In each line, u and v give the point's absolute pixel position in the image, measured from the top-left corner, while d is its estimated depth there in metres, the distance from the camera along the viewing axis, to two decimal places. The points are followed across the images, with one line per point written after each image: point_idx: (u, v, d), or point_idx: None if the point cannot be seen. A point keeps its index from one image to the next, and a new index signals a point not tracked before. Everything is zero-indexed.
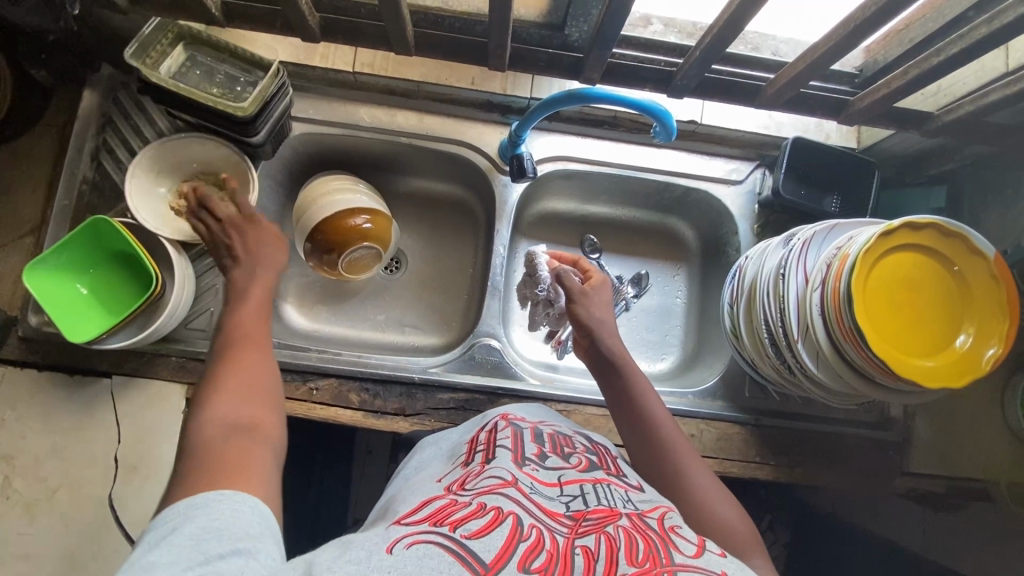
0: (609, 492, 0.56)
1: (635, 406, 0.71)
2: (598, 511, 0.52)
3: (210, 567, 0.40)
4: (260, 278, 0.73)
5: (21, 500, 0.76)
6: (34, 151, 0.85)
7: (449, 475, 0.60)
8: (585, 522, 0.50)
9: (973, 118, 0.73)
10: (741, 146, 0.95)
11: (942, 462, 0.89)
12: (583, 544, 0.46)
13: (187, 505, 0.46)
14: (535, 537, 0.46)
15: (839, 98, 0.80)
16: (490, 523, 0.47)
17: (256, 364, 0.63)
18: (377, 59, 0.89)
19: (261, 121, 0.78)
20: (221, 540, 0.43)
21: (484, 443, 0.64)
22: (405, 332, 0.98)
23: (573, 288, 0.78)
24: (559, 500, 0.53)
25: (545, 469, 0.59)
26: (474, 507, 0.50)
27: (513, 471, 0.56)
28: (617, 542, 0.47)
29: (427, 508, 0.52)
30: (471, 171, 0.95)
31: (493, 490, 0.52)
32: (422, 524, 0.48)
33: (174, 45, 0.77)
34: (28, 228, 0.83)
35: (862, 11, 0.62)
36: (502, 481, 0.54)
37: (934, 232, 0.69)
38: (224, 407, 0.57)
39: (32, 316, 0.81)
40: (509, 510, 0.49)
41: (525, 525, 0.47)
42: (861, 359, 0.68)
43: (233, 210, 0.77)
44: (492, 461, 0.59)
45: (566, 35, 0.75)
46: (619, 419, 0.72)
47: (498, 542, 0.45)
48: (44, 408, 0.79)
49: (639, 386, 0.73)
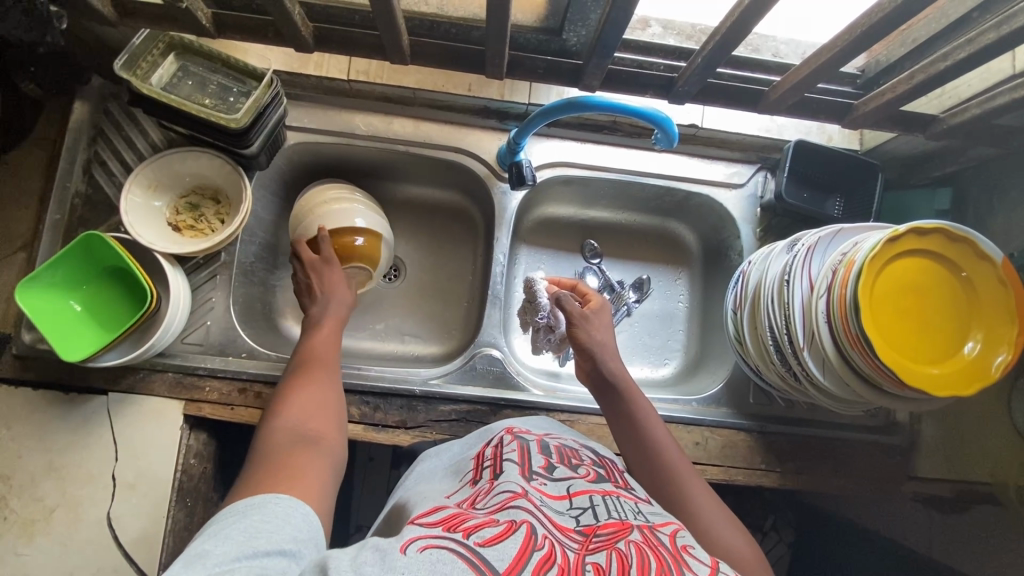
0: (619, 505, 0.55)
1: (639, 428, 0.70)
2: (609, 526, 0.50)
3: (256, 562, 0.43)
4: (336, 314, 0.78)
5: (18, 520, 0.75)
6: (25, 166, 0.84)
7: (457, 494, 0.59)
8: (595, 538, 0.48)
9: (980, 121, 0.72)
10: (743, 149, 0.94)
11: (949, 466, 0.88)
12: (594, 561, 0.44)
13: (248, 503, 0.49)
14: (548, 548, 0.45)
15: (844, 101, 0.79)
16: (503, 533, 0.46)
17: (325, 384, 0.68)
18: (371, 67, 0.87)
19: (254, 133, 0.77)
20: (265, 538, 0.45)
21: (491, 458, 0.63)
22: (405, 342, 0.97)
23: (573, 313, 0.77)
24: (569, 514, 0.52)
25: (553, 483, 0.58)
26: (487, 519, 0.49)
27: (522, 484, 0.55)
28: (628, 558, 0.45)
29: (439, 512, 0.52)
30: (470, 179, 0.94)
31: (506, 505, 0.51)
32: (435, 527, 0.48)
33: (166, 55, 0.76)
34: (20, 243, 0.82)
35: (867, 17, 0.61)
36: (513, 493, 0.53)
37: (940, 238, 0.67)
38: (293, 418, 0.62)
39: (25, 333, 0.79)
40: (522, 520, 0.48)
41: (539, 535, 0.46)
42: (868, 367, 0.67)
43: (312, 255, 0.82)
44: (500, 477, 0.57)
45: (564, 40, 0.74)
46: (622, 439, 0.71)
47: (512, 550, 0.44)
48: (39, 427, 0.78)
49: (645, 408, 0.72)
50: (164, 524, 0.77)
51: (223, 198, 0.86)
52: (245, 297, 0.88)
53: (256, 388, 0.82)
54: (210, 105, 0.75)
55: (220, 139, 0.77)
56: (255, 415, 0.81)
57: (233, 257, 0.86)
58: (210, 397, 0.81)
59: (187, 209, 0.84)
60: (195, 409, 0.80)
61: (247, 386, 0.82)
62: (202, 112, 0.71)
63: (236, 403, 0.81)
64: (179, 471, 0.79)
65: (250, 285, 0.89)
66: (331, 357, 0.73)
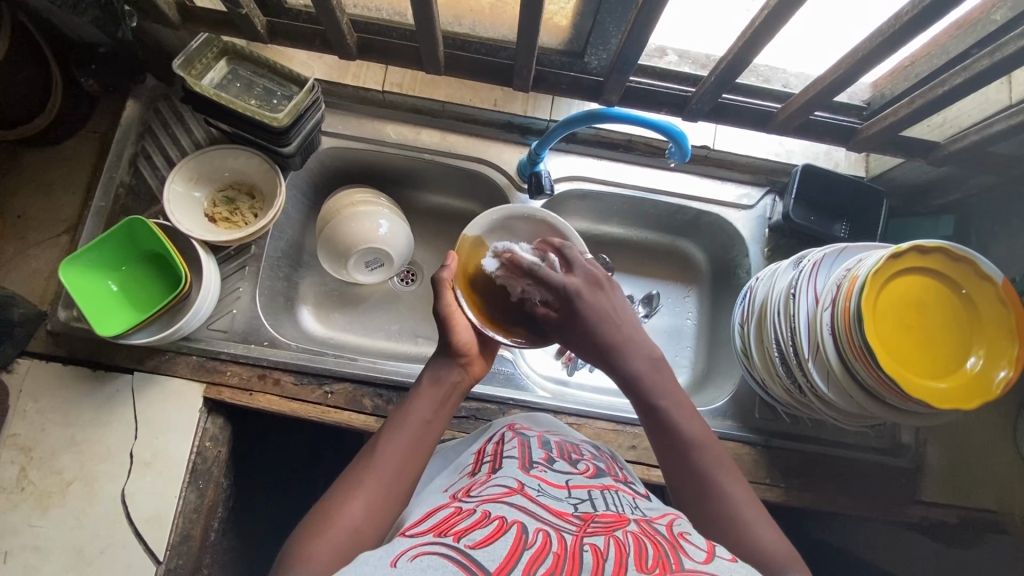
0: (617, 499, 0.56)
1: (681, 440, 0.63)
2: (607, 515, 0.51)
3: None
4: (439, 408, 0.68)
5: (36, 491, 0.77)
6: (76, 155, 0.90)
7: (455, 485, 0.60)
8: (593, 524, 0.49)
9: (978, 148, 0.77)
10: (753, 172, 0.98)
11: (956, 492, 0.87)
12: (592, 542, 0.46)
13: None
14: (540, 542, 0.46)
15: (849, 125, 0.84)
16: (494, 533, 0.46)
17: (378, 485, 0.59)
18: (405, 80, 0.94)
19: (293, 133, 0.82)
20: None
21: (491, 454, 0.64)
22: (418, 343, 1.00)
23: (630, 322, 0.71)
24: (567, 501, 0.53)
25: (553, 473, 0.59)
26: (478, 517, 0.49)
27: (520, 477, 0.56)
28: (626, 546, 0.46)
29: (431, 518, 0.52)
30: (490, 189, 0.99)
31: (498, 498, 0.52)
32: (426, 534, 0.48)
33: (218, 58, 0.82)
34: (64, 226, 0.87)
35: (868, 42, 0.67)
36: (508, 488, 0.54)
37: (941, 257, 0.70)
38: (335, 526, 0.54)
39: (61, 311, 0.83)
40: (514, 519, 0.48)
41: (530, 532, 0.47)
42: (872, 379, 0.68)
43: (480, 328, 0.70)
44: (498, 470, 0.59)
45: (585, 62, 0.80)
46: (665, 455, 0.64)
47: (502, 550, 0.44)
48: (64, 402, 0.81)
49: (687, 417, 0.64)
50: (175, 504, 0.79)
51: (258, 194, 0.91)
52: (270, 288, 0.92)
53: (275, 375, 0.85)
54: (255, 106, 0.80)
55: (259, 137, 0.82)
56: (273, 401, 0.84)
57: (262, 249, 0.90)
58: (230, 381, 0.84)
59: (223, 202, 0.89)
60: (215, 392, 0.83)
61: (266, 372, 0.85)
62: (249, 110, 0.77)
63: (255, 388, 0.84)
64: (194, 452, 0.81)
65: (275, 279, 0.93)
66: (409, 456, 0.62)
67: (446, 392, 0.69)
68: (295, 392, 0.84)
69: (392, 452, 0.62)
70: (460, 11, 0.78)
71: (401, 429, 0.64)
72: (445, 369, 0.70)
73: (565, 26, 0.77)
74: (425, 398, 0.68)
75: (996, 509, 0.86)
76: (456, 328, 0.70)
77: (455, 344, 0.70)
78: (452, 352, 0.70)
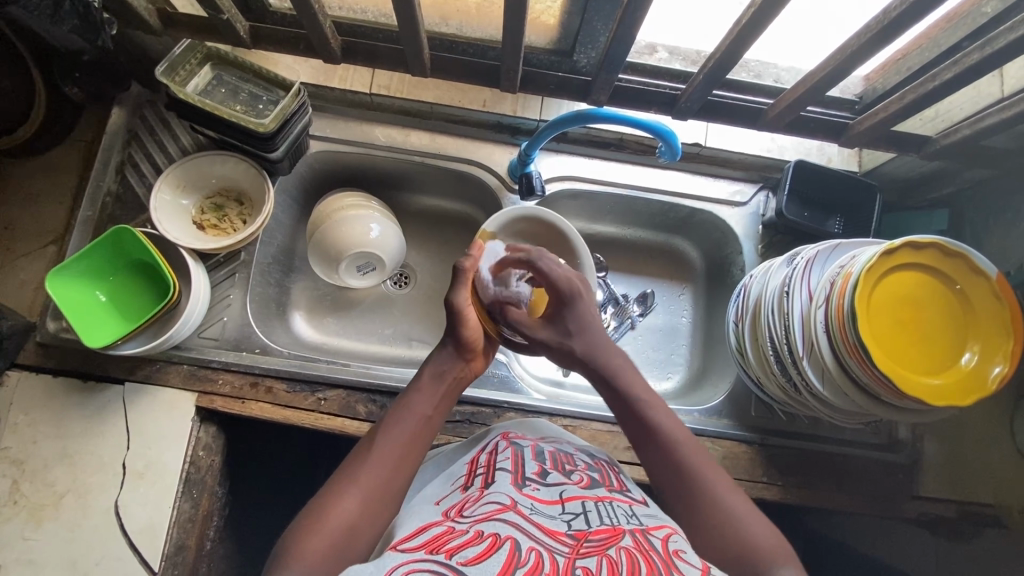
0: (611, 510, 0.55)
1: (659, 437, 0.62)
2: (601, 532, 0.51)
3: None
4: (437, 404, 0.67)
5: (28, 505, 0.77)
6: (61, 164, 0.89)
7: (448, 500, 0.59)
8: (587, 543, 0.49)
9: (970, 141, 0.76)
10: (745, 169, 0.97)
11: (953, 487, 0.87)
12: (584, 564, 0.46)
13: None
14: (532, 563, 0.45)
15: (840, 121, 0.84)
16: (486, 551, 0.46)
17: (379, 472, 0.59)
18: (393, 82, 0.93)
19: (280, 138, 0.81)
20: None
21: (484, 466, 0.64)
22: (411, 346, 0.99)
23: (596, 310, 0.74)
24: (561, 519, 0.53)
25: (546, 488, 0.58)
26: (471, 536, 0.49)
27: (513, 493, 0.56)
28: (619, 566, 0.45)
29: (423, 534, 0.51)
30: (481, 191, 0.98)
31: (492, 516, 0.52)
32: (418, 551, 0.47)
33: (203, 64, 0.82)
34: (52, 237, 0.86)
35: (858, 37, 0.66)
36: (501, 505, 0.53)
37: (935, 252, 0.69)
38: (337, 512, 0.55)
39: (50, 322, 0.83)
40: (507, 536, 0.48)
41: (523, 550, 0.47)
42: (867, 377, 0.68)
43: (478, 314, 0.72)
44: (492, 487, 0.58)
45: (574, 61, 0.79)
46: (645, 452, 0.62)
47: (495, 570, 0.44)
48: (55, 414, 0.80)
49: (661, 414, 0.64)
50: (169, 515, 0.78)
51: (247, 200, 0.90)
52: (261, 295, 0.91)
53: (267, 383, 0.84)
54: (241, 111, 0.80)
55: (246, 144, 0.82)
56: (266, 410, 0.83)
57: (252, 256, 0.89)
58: (222, 390, 0.83)
59: (212, 209, 0.89)
60: (207, 401, 0.82)
61: (258, 381, 0.84)
62: (234, 116, 0.76)
63: (247, 397, 0.83)
64: (187, 462, 0.80)
65: (266, 285, 0.92)
66: (409, 447, 0.62)
67: (447, 385, 0.69)
68: (288, 400, 0.84)
69: (392, 443, 0.61)
70: (446, 12, 0.77)
71: (401, 423, 0.63)
72: (445, 363, 0.70)
73: (553, 25, 0.76)
74: (424, 392, 0.67)
75: (994, 503, 0.86)
76: (467, 325, 0.70)
77: (464, 340, 0.70)
78: (462, 348, 0.70)
